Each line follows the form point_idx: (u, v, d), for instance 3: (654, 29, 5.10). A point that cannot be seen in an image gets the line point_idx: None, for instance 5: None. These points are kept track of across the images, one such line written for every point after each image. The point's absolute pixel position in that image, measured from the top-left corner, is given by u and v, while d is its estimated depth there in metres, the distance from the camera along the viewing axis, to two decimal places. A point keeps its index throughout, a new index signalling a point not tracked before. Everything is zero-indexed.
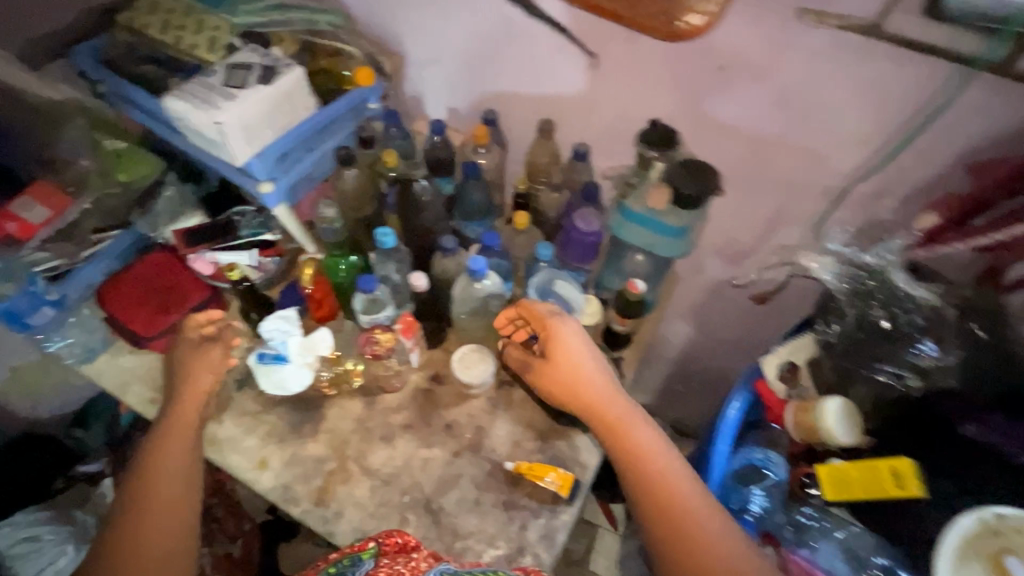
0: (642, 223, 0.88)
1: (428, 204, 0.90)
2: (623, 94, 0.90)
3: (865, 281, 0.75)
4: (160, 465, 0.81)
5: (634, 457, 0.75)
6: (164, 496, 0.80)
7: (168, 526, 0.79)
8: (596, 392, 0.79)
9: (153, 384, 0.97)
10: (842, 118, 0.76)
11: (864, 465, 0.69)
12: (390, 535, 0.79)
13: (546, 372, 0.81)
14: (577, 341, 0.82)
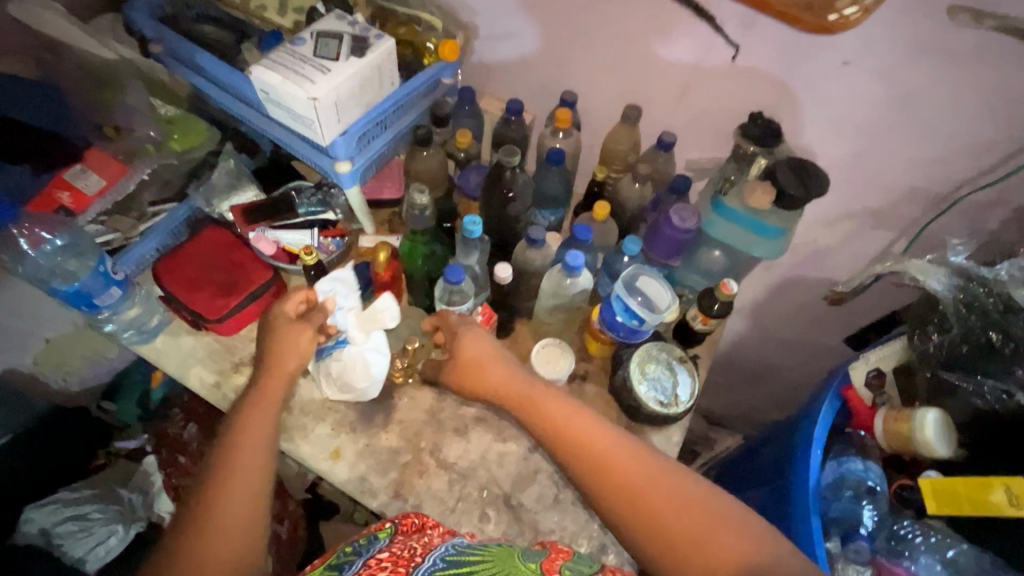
0: (739, 222, 0.86)
1: (516, 192, 0.85)
2: (724, 84, 0.85)
3: (978, 295, 0.74)
4: (235, 457, 0.71)
5: (571, 447, 0.69)
6: (240, 467, 0.71)
7: (235, 520, 0.67)
8: (499, 377, 0.78)
9: (217, 367, 0.94)
10: (968, 125, 0.73)
11: (973, 479, 0.68)
12: (408, 517, 0.73)
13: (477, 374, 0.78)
14: (483, 344, 0.80)
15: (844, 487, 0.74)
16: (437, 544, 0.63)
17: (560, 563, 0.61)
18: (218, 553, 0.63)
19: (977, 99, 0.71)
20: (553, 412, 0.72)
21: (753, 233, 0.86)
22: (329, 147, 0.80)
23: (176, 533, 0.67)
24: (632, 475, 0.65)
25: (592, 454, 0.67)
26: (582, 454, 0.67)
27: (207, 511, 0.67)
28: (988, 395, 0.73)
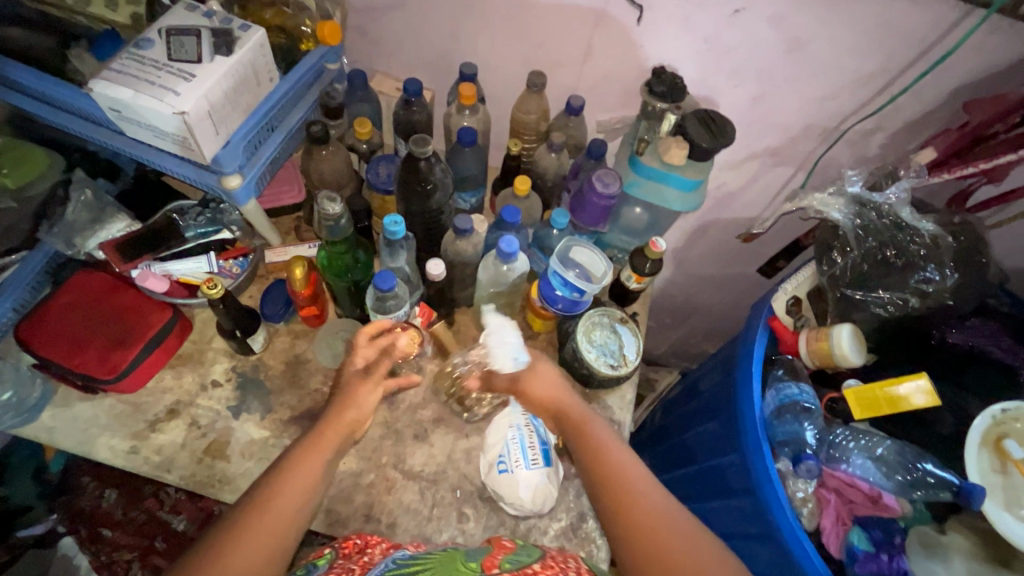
0: (658, 179, 0.87)
1: (437, 183, 0.81)
2: (627, 41, 0.84)
3: (871, 217, 0.83)
4: (293, 476, 0.62)
5: (605, 487, 0.65)
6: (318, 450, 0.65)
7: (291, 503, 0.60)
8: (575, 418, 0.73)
9: (130, 431, 0.83)
10: (849, 61, 0.78)
11: (886, 384, 0.77)
12: (349, 539, 0.67)
13: (534, 389, 0.75)
14: (547, 375, 0.76)
15: (781, 412, 0.82)
16: (377, 563, 0.59)
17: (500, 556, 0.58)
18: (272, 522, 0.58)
19: (855, 35, 0.75)
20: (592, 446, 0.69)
21: (674, 187, 0.87)
22: (211, 162, 0.69)
23: (218, 527, 0.57)
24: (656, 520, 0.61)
25: (620, 500, 0.63)
26: (614, 497, 0.64)
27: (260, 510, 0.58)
28: (889, 304, 0.83)
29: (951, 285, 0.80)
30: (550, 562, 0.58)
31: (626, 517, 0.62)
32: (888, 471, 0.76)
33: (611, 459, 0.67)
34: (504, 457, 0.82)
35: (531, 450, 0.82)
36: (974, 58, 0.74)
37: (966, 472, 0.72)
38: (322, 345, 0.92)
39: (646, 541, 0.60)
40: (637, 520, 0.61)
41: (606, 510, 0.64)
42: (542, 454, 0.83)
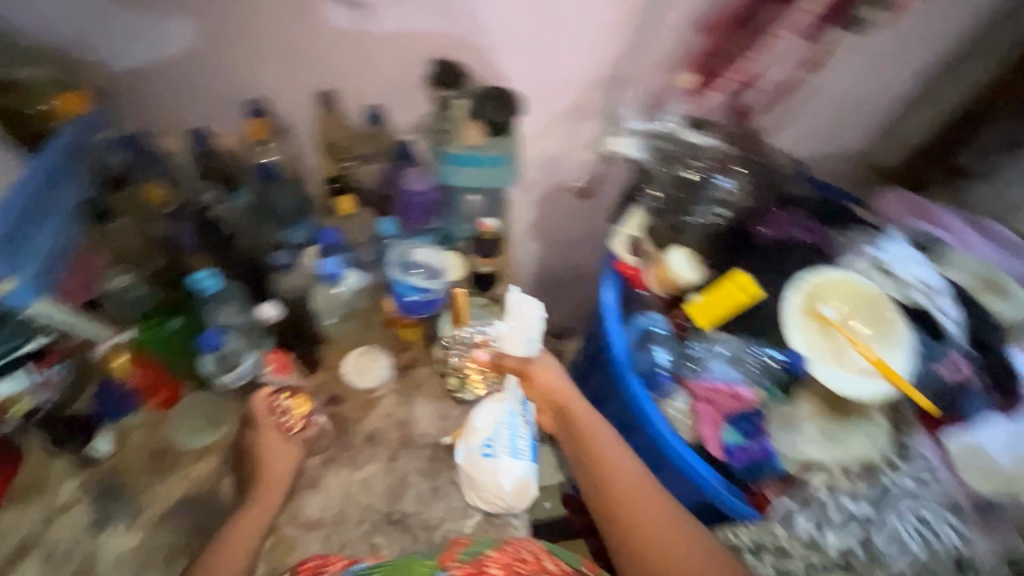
0: (472, 163, 0.90)
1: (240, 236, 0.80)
2: (396, 42, 0.82)
3: (665, 147, 0.90)
4: (229, 544, 0.74)
5: (596, 475, 0.76)
6: (250, 517, 0.77)
7: (230, 560, 0.73)
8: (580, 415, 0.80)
9: None
10: (594, 12, 0.82)
11: (717, 289, 0.84)
12: (305, 563, 0.74)
13: (546, 382, 0.82)
14: (549, 367, 0.84)
15: (639, 342, 0.87)
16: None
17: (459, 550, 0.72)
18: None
19: None
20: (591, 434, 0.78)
21: (486, 165, 0.91)
22: None
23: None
24: (635, 505, 0.73)
25: (608, 480, 0.75)
26: (602, 486, 0.75)
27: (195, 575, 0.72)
28: (705, 220, 0.90)
29: (747, 185, 0.91)
30: (504, 548, 0.72)
31: (611, 495, 0.74)
32: (739, 363, 0.83)
33: (602, 448, 0.77)
34: (499, 444, 0.83)
35: (521, 440, 0.84)
36: None
37: (791, 344, 0.79)
38: (182, 432, 0.85)
39: (619, 516, 0.73)
40: (619, 499, 0.73)
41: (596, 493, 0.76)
42: (527, 446, 0.85)
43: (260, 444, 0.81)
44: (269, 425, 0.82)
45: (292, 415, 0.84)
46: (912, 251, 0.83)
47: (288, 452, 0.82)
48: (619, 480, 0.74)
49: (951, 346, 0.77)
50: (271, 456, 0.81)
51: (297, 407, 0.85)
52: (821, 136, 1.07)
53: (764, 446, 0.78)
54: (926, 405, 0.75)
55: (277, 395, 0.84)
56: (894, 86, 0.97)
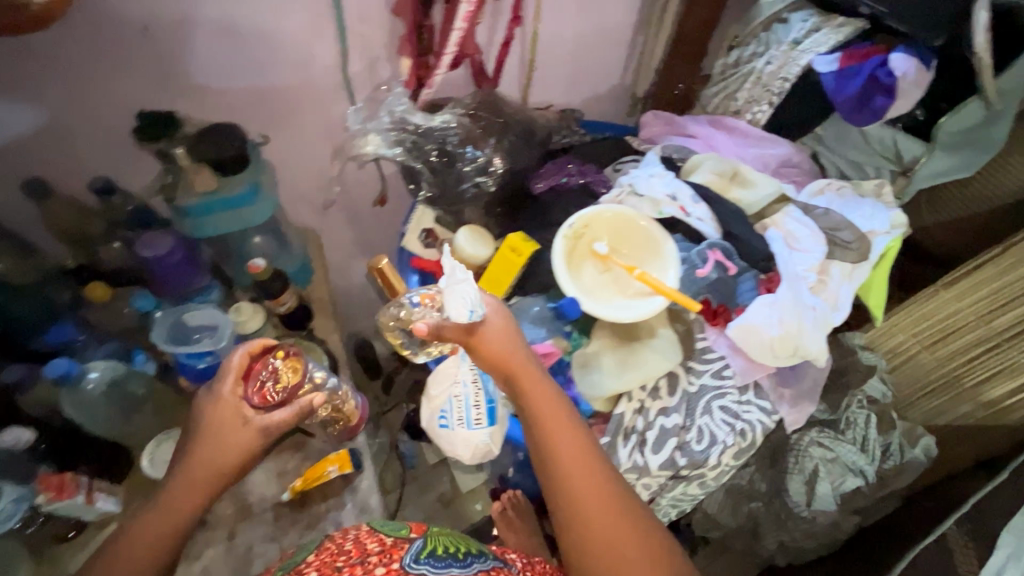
0: (213, 210, 0.84)
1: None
2: (78, 101, 0.78)
3: (408, 136, 0.86)
4: (150, 530, 0.64)
5: (549, 457, 0.59)
6: (174, 506, 0.65)
7: (145, 555, 0.63)
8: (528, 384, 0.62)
9: None
10: (279, 23, 0.80)
11: (496, 258, 0.85)
12: None
13: (491, 346, 0.63)
14: (501, 330, 0.64)
15: None
16: None
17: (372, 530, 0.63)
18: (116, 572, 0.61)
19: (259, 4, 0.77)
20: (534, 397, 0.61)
21: (231, 209, 0.86)
22: None
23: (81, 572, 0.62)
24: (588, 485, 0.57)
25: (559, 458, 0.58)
26: (553, 469, 0.59)
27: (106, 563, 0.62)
28: (468, 192, 0.92)
29: (503, 148, 0.92)
30: (326, 546, 0.59)
31: (567, 481, 0.58)
32: (539, 322, 0.82)
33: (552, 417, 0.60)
34: (455, 416, 0.84)
35: (483, 405, 0.83)
36: None
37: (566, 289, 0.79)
38: None
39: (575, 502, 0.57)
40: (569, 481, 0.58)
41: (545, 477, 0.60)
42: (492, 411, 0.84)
43: (213, 417, 0.67)
44: (228, 401, 0.67)
45: (275, 385, 0.70)
46: (661, 167, 0.85)
47: (240, 438, 0.66)
48: (571, 457, 0.58)
49: (709, 246, 0.80)
50: (218, 439, 0.66)
51: (288, 377, 0.71)
52: (576, 80, 1.10)
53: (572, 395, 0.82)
54: (693, 304, 0.75)
55: (267, 358, 0.71)
56: (614, 18, 1.01)
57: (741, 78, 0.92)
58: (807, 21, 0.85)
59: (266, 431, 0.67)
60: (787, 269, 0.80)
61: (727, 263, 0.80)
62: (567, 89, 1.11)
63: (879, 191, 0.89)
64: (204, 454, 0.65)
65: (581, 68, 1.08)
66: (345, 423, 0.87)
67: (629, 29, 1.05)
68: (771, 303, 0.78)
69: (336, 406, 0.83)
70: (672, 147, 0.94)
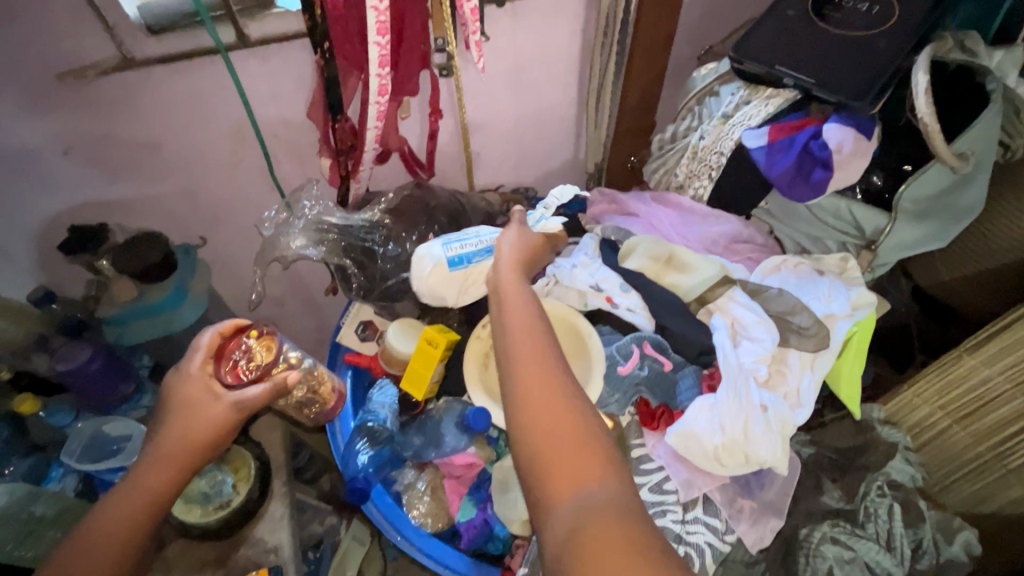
0: (135, 318, 0.85)
1: None
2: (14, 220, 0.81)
3: (328, 235, 0.85)
4: (107, 518, 0.54)
5: (528, 431, 0.43)
6: (168, 459, 0.56)
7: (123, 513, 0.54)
8: (527, 348, 0.49)
9: None
10: (200, 132, 0.81)
11: (415, 353, 0.80)
12: None
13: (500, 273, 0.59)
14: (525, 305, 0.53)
15: (354, 442, 0.79)
16: None
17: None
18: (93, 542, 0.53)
19: (176, 118, 0.79)
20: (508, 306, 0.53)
21: (159, 314, 0.86)
22: None
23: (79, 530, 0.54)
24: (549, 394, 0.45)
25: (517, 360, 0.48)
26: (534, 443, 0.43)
27: (61, 555, 0.52)
28: (396, 286, 0.87)
29: (431, 241, 0.88)
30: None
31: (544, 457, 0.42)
32: (461, 428, 0.77)
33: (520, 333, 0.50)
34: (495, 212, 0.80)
35: (465, 240, 0.74)
36: (283, 82, 0.79)
37: (478, 398, 0.73)
38: None
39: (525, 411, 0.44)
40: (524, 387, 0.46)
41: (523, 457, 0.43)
42: (467, 253, 0.73)
43: (182, 395, 0.59)
44: (198, 377, 0.60)
45: (246, 363, 0.62)
46: (586, 256, 0.80)
47: (212, 415, 0.57)
48: (528, 362, 0.47)
49: (637, 339, 0.73)
50: (187, 414, 0.57)
51: (260, 356, 0.62)
52: (523, 159, 1.08)
53: (486, 515, 0.73)
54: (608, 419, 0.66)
55: (241, 338, 0.63)
56: (551, 99, 1.00)
57: (677, 154, 0.88)
58: (735, 94, 0.81)
59: (240, 409, 0.58)
60: (727, 366, 0.70)
61: (661, 357, 0.73)
62: (516, 167, 1.09)
63: (842, 267, 0.80)
64: (173, 433, 0.57)
65: (527, 147, 1.06)
66: (321, 406, 0.74)
67: (570, 108, 1.03)
68: (710, 405, 0.68)
69: (312, 388, 0.71)
70: (610, 227, 0.89)
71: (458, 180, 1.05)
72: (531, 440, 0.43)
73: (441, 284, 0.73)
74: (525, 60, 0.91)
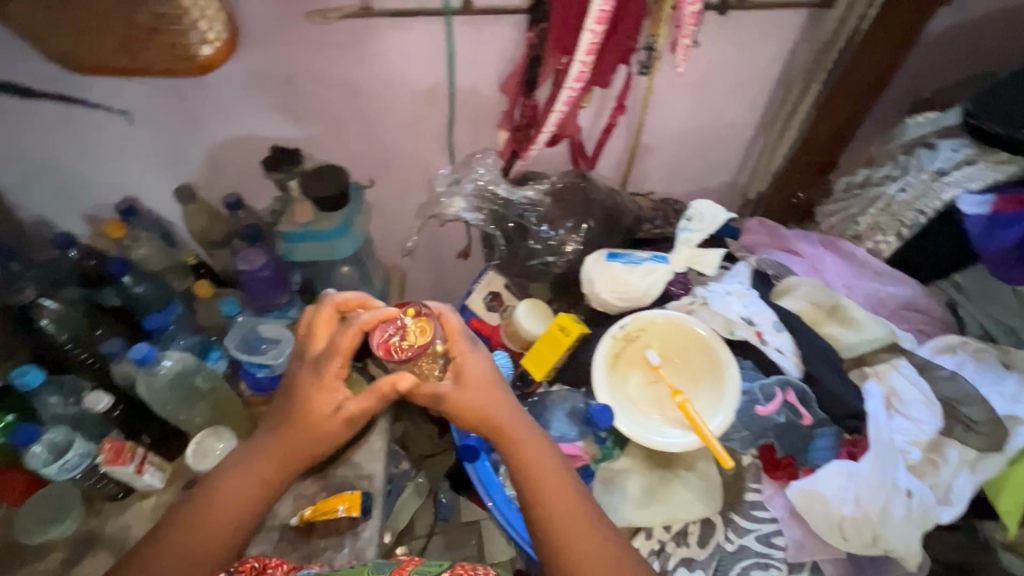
0: (304, 240, 0.92)
1: (68, 321, 0.86)
2: (230, 131, 0.92)
3: (488, 204, 0.88)
4: (233, 491, 0.66)
5: (553, 524, 0.59)
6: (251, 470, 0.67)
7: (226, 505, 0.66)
8: (540, 449, 0.64)
9: None
10: (400, 85, 0.86)
11: (542, 336, 0.82)
12: None
13: (460, 400, 0.65)
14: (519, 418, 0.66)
15: None
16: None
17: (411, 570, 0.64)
18: (205, 522, 0.65)
19: (386, 68, 0.84)
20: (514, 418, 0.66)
21: (324, 241, 0.94)
22: None
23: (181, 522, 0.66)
24: (549, 475, 0.62)
25: (504, 434, 0.65)
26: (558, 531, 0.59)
27: (192, 523, 0.65)
28: (538, 269, 0.89)
29: (583, 232, 0.88)
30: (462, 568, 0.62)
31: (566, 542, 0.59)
32: (572, 418, 0.78)
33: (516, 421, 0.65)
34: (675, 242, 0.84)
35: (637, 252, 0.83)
36: (487, 52, 0.83)
37: (600, 395, 0.73)
38: (26, 528, 0.84)
39: (537, 493, 0.61)
40: (524, 467, 0.63)
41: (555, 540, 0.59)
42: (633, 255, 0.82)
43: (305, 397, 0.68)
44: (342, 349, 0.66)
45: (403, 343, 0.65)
46: (742, 285, 0.76)
47: (327, 422, 0.67)
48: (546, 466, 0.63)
49: (779, 383, 0.69)
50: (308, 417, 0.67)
51: (415, 337, 0.65)
52: (683, 171, 1.06)
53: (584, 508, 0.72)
54: (728, 459, 0.64)
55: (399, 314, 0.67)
56: (733, 116, 0.96)
57: (865, 202, 0.82)
58: (957, 151, 0.74)
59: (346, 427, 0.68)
60: (878, 437, 0.65)
61: (801, 408, 0.68)
62: (670, 177, 1.07)
63: None
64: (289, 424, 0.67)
65: (688, 160, 1.04)
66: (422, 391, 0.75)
67: (748, 129, 0.99)
68: (849, 473, 0.63)
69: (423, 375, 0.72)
70: (768, 261, 0.83)
71: (613, 178, 1.05)
72: (548, 518, 0.59)
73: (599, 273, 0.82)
74: (722, 72, 0.88)
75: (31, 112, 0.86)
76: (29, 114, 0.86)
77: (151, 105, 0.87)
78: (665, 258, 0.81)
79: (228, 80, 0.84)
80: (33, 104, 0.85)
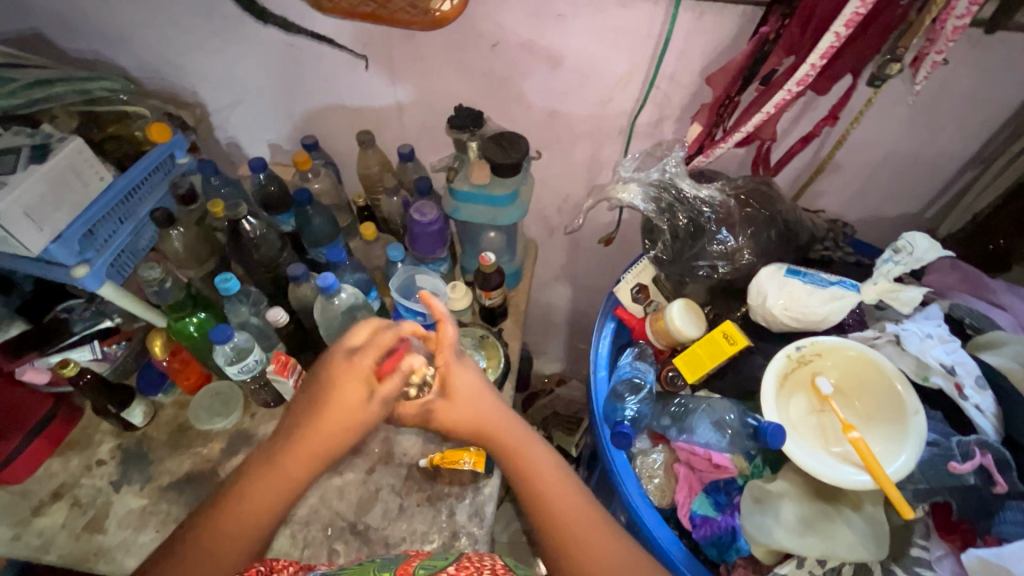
0: (475, 201, 0.95)
1: (262, 240, 0.93)
2: (423, 86, 0.96)
3: (665, 197, 0.86)
4: (258, 493, 0.67)
5: (554, 530, 0.65)
6: (272, 479, 0.67)
7: (255, 507, 0.66)
8: (537, 458, 0.71)
9: (29, 503, 0.90)
10: (601, 65, 0.86)
11: (702, 339, 0.80)
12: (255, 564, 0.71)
13: (448, 413, 0.72)
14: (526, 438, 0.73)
15: (619, 391, 0.84)
16: None
17: (415, 564, 0.63)
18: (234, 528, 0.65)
19: (594, 45, 0.84)
20: (501, 426, 0.72)
21: (493, 206, 0.95)
22: (46, 254, 0.79)
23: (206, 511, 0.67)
24: (552, 488, 0.67)
25: (496, 442, 0.72)
26: (559, 536, 0.64)
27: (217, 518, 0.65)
28: (702, 273, 0.86)
29: (757, 244, 0.85)
30: (465, 563, 0.62)
31: (569, 540, 0.64)
32: (721, 429, 0.76)
33: (514, 438, 0.72)
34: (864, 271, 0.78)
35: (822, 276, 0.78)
36: (702, 42, 0.80)
37: (766, 413, 0.71)
38: (197, 414, 0.96)
39: (546, 504, 0.66)
40: (525, 476, 0.69)
41: (557, 544, 0.64)
42: (816, 275, 0.77)
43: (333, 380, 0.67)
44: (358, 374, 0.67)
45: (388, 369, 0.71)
46: (946, 331, 0.72)
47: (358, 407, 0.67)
48: (544, 474, 0.69)
49: (979, 444, 0.63)
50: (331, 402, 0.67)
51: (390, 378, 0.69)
52: (863, 196, 0.99)
53: (732, 523, 0.71)
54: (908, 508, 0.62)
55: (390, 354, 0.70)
56: (945, 145, 0.88)
57: None
58: None
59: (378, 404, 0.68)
60: None
61: (997, 475, 0.61)
62: (847, 201, 1.00)
63: None
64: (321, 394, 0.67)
65: (874, 187, 0.97)
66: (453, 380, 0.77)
67: (955, 162, 0.90)
68: None
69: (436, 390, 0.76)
70: (964, 307, 0.77)
71: (784, 191, 1.00)
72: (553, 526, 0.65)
73: (779, 285, 0.77)
74: (955, 96, 0.80)
75: (260, 43, 0.93)
76: (254, 40, 0.93)
77: (362, 49, 0.91)
78: (855, 287, 0.77)
79: (441, 37, 0.87)
80: (264, 34, 0.92)
